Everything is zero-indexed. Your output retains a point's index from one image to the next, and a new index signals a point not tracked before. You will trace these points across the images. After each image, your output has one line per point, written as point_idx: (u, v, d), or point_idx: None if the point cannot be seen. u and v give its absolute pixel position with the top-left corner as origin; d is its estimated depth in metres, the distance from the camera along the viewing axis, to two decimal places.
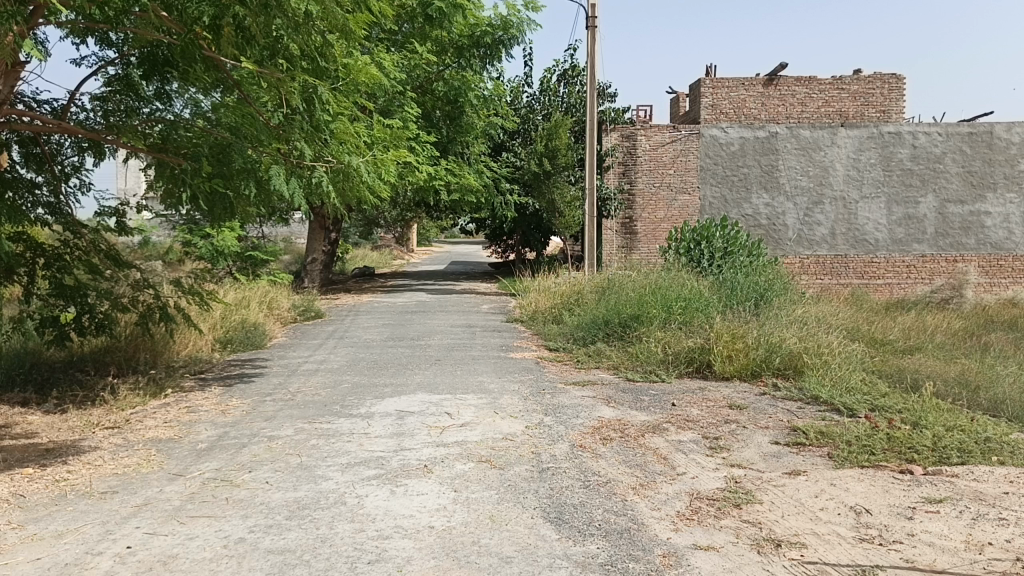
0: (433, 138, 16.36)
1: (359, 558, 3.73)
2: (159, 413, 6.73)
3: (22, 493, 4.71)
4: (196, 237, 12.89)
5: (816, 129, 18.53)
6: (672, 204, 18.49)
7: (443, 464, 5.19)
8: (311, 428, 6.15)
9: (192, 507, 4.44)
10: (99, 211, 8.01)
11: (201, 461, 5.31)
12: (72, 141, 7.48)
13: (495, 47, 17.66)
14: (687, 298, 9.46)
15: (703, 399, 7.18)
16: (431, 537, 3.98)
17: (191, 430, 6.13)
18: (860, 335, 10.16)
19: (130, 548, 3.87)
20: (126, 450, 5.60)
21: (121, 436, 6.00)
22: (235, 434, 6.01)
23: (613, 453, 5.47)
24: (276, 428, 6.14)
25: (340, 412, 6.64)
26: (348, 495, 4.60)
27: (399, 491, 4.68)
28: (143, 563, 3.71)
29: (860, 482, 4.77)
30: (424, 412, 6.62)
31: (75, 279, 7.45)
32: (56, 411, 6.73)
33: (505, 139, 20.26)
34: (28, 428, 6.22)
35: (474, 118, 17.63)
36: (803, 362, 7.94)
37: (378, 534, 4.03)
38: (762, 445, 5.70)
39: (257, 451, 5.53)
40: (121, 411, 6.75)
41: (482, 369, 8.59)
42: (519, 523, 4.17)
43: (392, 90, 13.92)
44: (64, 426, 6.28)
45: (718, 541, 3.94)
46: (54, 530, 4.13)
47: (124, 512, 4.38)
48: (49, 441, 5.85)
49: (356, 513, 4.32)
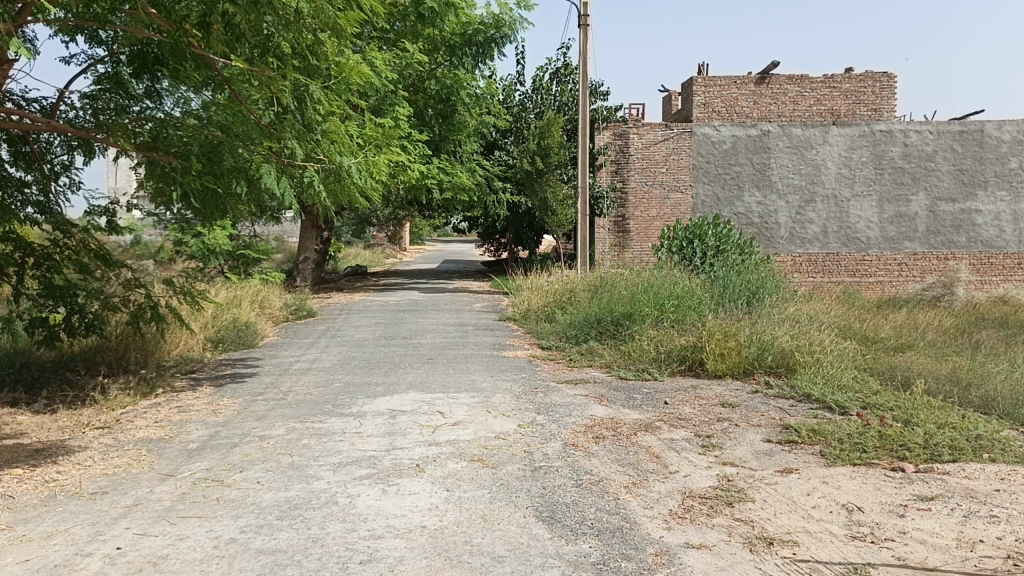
0: (424, 137, 16.27)
1: (350, 558, 3.71)
2: (149, 413, 6.70)
3: (11, 494, 4.68)
4: (187, 236, 12.88)
5: (808, 128, 18.56)
6: (664, 202, 18.50)
7: (434, 463, 5.17)
8: (302, 427, 6.13)
9: (183, 508, 4.41)
10: (88, 210, 7.95)
11: (192, 461, 5.29)
12: (61, 140, 7.41)
13: (488, 45, 17.43)
14: (680, 297, 9.46)
15: (695, 397, 7.19)
16: (423, 537, 3.97)
17: (182, 430, 6.11)
18: (851, 333, 10.18)
19: (120, 549, 3.85)
20: (116, 451, 5.57)
21: (111, 436, 5.97)
22: (226, 434, 5.98)
23: (606, 451, 5.48)
24: (267, 427, 6.12)
25: (332, 412, 6.62)
26: (339, 495, 4.58)
27: (390, 490, 4.66)
28: (134, 563, 3.69)
29: (853, 480, 4.78)
30: (416, 411, 6.61)
31: (64, 278, 7.43)
32: (46, 411, 6.69)
33: (497, 137, 20.22)
34: (17, 428, 6.19)
35: (466, 116, 17.60)
36: (795, 360, 7.96)
37: (370, 533, 4.01)
38: (754, 443, 5.71)
39: (248, 450, 5.51)
40: (111, 411, 6.72)
41: (474, 368, 8.58)
42: (512, 522, 4.16)
43: (384, 89, 13.89)
44: (54, 426, 6.25)
45: (711, 540, 3.94)
46: (43, 532, 4.10)
47: (114, 513, 4.35)
48: (38, 442, 5.82)
49: (347, 513, 4.30)
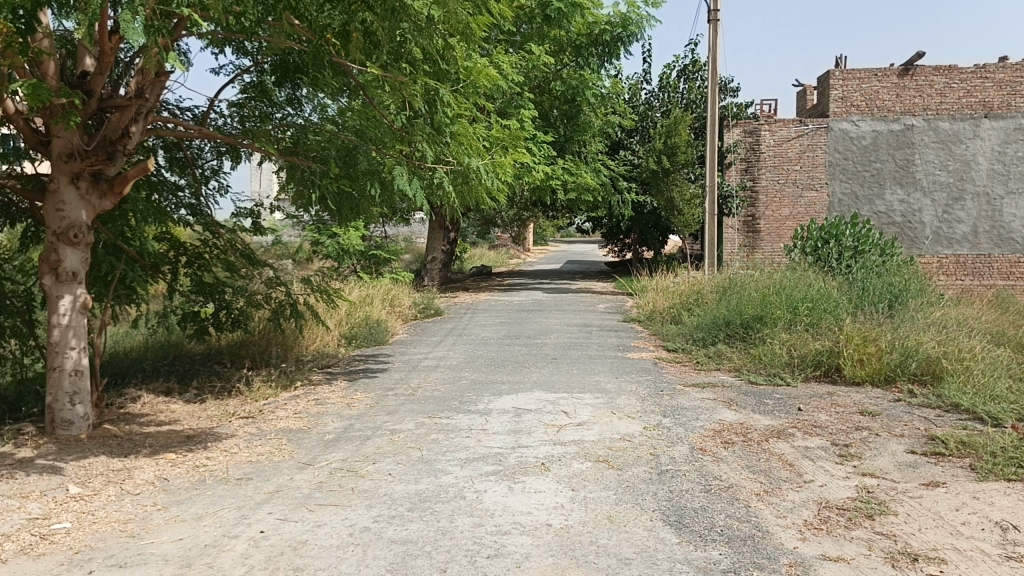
0: (550, 138, 16.35)
1: (478, 552, 3.78)
2: (289, 404, 7.05)
3: (167, 477, 5.04)
4: (323, 237, 13.48)
5: (956, 121, 17.44)
6: (797, 201, 17.83)
7: (560, 462, 5.19)
8: (430, 422, 6.29)
9: (320, 496, 4.62)
10: (236, 212, 8.43)
11: (328, 451, 5.53)
12: (212, 146, 7.89)
13: (614, 44, 17.42)
14: (814, 299, 9.09)
15: (832, 404, 6.89)
16: (548, 535, 3.99)
17: (318, 422, 6.40)
18: (1006, 339, 9.48)
19: (263, 533, 4.06)
20: (258, 439, 5.90)
21: (255, 425, 6.33)
22: (360, 427, 6.22)
23: (735, 457, 5.34)
24: (397, 422, 6.32)
25: (459, 408, 6.76)
26: (467, 490, 4.67)
27: (517, 487, 4.71)
28: (275, 547, 3.89)
29: (1008, 497, 4.45)
30: (541, 410, 6.65)
31: (213, 277, 7.94)
32: (197, 400, 7.17)
33: (622, 137, 20.06)
34: (171, 415, 6.66)
35: (592, 116, 17.52)
36: (942, 368, 7.48)
37: (497, 529, 4.07)
38: (896, 454, 5.42)
39: (380, 443, 5.71)
40: (255, 401, 7.12)
41: (598, 369, 8.55)
42: (638, 524, 4.12)
43: (510, 91, 14.03)
44: (204, 414, 6.68)
45: (848, 553, 3.77)
46: (195, 513, 4.40)
47: (257, 498, 4.60)
48: (190, 429, 6.24)
49: (475, 507, 4.38)
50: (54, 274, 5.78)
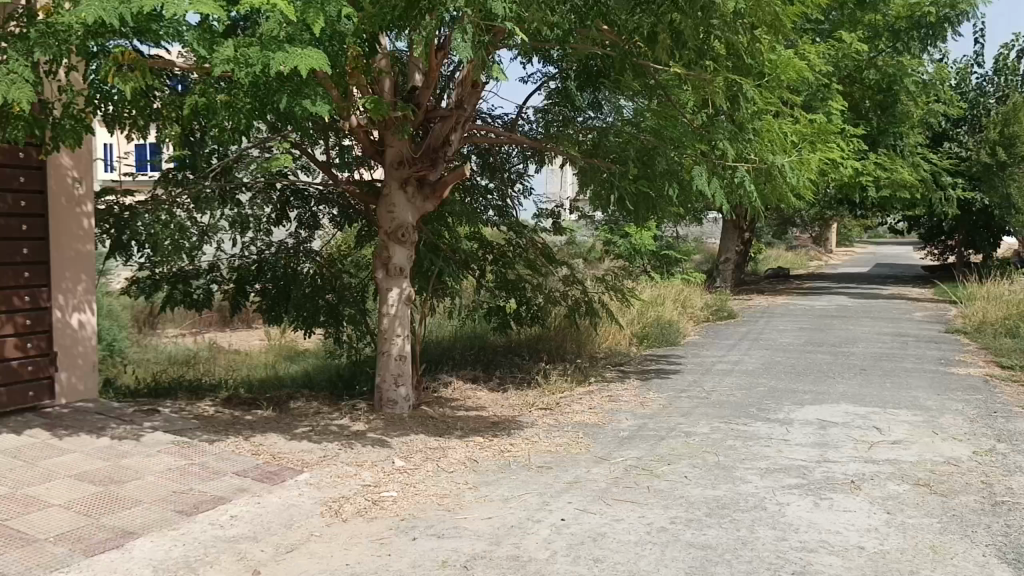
0: (861, 131, 15.21)
1: (781, 567, 3.62)
2: (585, 399, 7.27)
3: (476, 459, 5.44)
4: (617, 237, 13.73)
5: None
6: None
7: (872, 482, 4.81)
8: (727, 428, 6.15)
9: (617, 491, 4.71)
10: (538, 213, 8.93)
11: (625, 448, 5.62)
12: (519, 151, 8.34)
13: (940, 26, 15.61)
14: None
15: None
16: (861, 559, 3.71)
17: (613, 418, 6.53)
18: None
19: (564, 521, 4.24)
20: (558, 430, 6.16)
21: (554, 417, 6.62)
22: (654, 426, 6.25)
23: None
24: (693, 424, 6.25)
25: (757, 415, 6.52)
26: (768, 501, 4.49)
27: (823, 504, 4.44)
28: (575, 536, 4.04)
29: None
30: (849, 424, 6.21)
31: (517, 274, 8.38)
32: (501, 389, 7.67)
33: (947, 127, 18.08)
34: (479, 402, 7.19)
35: (911, 105, 15.92)
36: None
37: (802, 546, 3.87)
38: None
39: (676, 444, 5.69)
40: (553, 394, 7.43)
41: (916, 384, 7.79)
42: (968, 559, 3.69)
43: (818, 83, 13.22)
44: (508, 403, 7.12)
45: None
46: (501, 495, 4.70)
47: (558, 487, 4.81)
48: (496, 415, 6.68)
49: (777, 520, 4.20)
50: (385, 269, 6.49)
